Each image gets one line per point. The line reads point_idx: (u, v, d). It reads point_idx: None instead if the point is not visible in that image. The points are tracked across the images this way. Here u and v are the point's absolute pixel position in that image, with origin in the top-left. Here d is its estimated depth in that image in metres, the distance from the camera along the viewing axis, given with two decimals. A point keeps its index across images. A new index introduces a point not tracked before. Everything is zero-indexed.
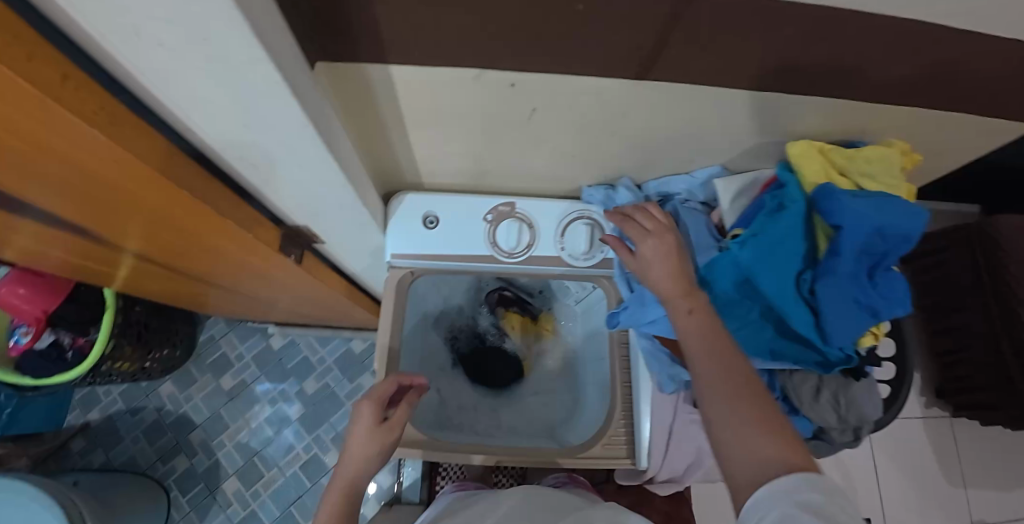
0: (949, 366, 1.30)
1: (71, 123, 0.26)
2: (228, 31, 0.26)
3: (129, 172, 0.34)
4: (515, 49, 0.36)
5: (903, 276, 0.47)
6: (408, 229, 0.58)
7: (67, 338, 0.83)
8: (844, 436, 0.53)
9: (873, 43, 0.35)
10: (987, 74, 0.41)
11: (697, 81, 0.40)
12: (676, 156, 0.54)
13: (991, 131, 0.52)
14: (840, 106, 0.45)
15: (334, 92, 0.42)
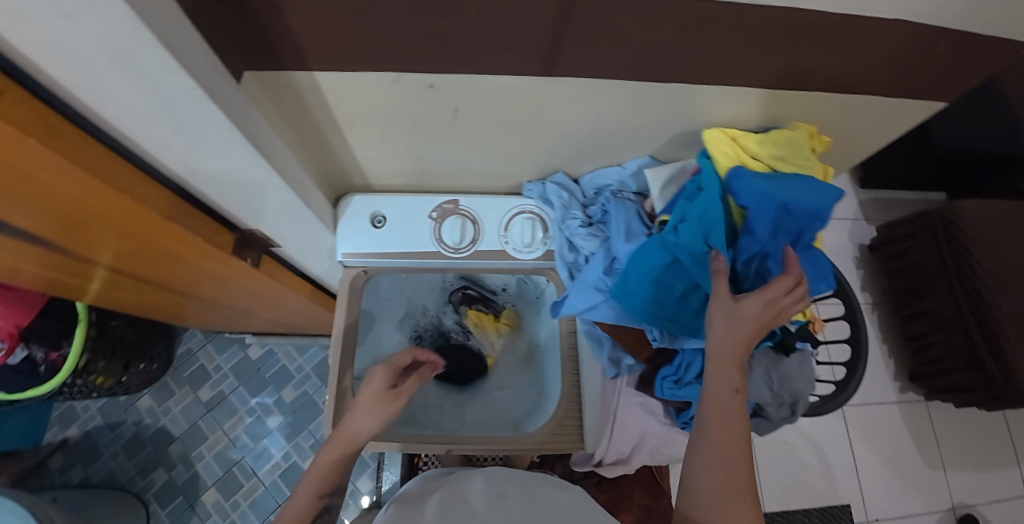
0: (921, 350, 1.32)
1: (10, 134, 0.29)
2: (141, 47, 0.28)
3: (66, 179, 0.37)
4: (426, 52, 0.38)
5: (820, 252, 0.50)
6: (356, 228, 0.62)
7: (39, 353, 0.83)
8: (781, 411, 0.55)
9: (754, 33, 0.38)
10: (874, 58, 0.44)
11: (604, 76, 0.43)
12: (605, 149, 0.56)
13: (897, 114, 0.56)
14: (748, 94, 0.48)
15: (268, 101, 0.45)
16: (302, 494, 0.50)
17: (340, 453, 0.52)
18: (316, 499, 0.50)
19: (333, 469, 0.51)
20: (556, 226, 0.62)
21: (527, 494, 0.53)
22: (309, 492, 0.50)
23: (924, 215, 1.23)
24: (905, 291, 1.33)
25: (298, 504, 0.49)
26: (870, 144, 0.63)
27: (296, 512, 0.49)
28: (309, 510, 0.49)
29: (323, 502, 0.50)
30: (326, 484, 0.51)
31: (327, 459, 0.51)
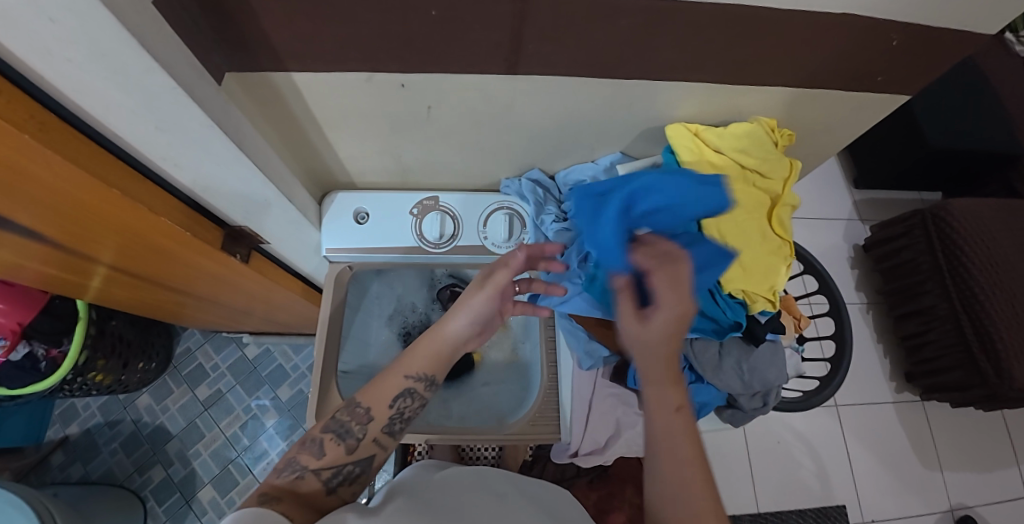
0: (916, 350, 1.31)
1: (5, 130, 0.31)
2: (119, 47, 0.30)
3: (58, 175, 0.39)
4: (393, 51, 0.41)
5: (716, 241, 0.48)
6: (340, 224, 0.64)
7: (41, 350, 0.85)
8: (754, 402, 0.57)
9: (705, 29, 0.40)
10: (828, 52, 0.45)
11: (567, 73, 0.44)
12: (577, 145, 0.58)
13: (861, 108, 0.57)
14: (710, 89, 0.49)
15: (248, 100, 0.47)
16: (390, 373, 0.50)
17: (435, 345, 0.51)
18: (402, 380, 0.50)
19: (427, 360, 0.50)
20: (533, 221, 0.64)
21: (527, 493, 0.56)
22: (398, 376, 0.50)
23: (916, 214, 1.23)
24: (900, 291, 1.32)
25: (389, 381, 0.49)
26: (841, 139, 0.64)
27: (384, 388, 0.49)
28: (394, 389, 0.49)
29: (408, 384, 0.49)
30: (417, 372, 0.50)
31: (422, 351, 0.51)
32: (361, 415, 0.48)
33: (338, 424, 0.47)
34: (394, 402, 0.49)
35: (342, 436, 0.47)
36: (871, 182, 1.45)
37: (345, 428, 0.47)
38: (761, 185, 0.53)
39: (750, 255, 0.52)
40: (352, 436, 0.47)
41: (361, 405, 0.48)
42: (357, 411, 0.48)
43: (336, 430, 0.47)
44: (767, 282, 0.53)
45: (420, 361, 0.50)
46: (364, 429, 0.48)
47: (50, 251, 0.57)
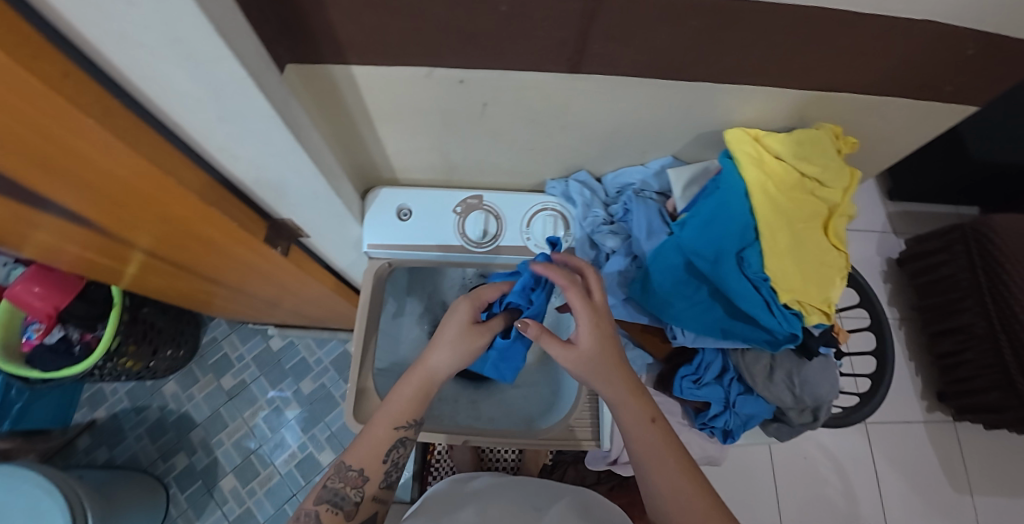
0: (950, 368, 1.27)
1: (73, 115, 0.31)
2: (195, 32, 0.30)
3: (121, 162, 0.39)
4: (455, 47, 0.40)
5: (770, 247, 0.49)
6: (382, 220, 0.63)
7: (75, 334, 0.89)
8: (803, 416, 0.58)
9: (782, 32, 0.38)
10: (904, 58, 0.43)
11: (629, 74, 0.43)
12: (628, 146, 0.57)
13: (927, 116, 0.55)
14: (774, 94, 0.48)
15: (304, 91, 0.46)
16: (377, 431, 0.52)
17: (419, 391, 0.53)
18: (392, 431, 0.52)
19: (410, 409, 0.53)
20: (577, 223, 0.62)
21: (550, 498, 0.59)
22: (385, 427, 0.52)
23: (955, 229, 1.20)
24: (935, 307, 1.29)
25: (379, 438, 0.52)
26: (900, 148, 0.62)
27: (373, 447, 0.52)
28: (385, 443, 0.52)
29: (397, 434, 0.53)
30: (404, 420, 0.53)
31: (404, 397, 0.53)
32: (354, 478, 0.51)
33: (334, 492, 0.51)
34: (387, 455, 0.53)
35: (339, 504, 0.50)
36: (908, 194, 1.41)
37: (341, 496, 0.51)
38: (819, 193, 0.50)
39: (808, 269, 0.50)
40: (348, 499, 0.51)
41: (351, 470, 0.51)
42: (348, 475, 0.51)
43: (331, 500, 0.50)
44: (822, 294, 0.51)
45: (405, 411, 0.52)
46: (360, 492, 0.52)
47: (93, 235, 0.57)
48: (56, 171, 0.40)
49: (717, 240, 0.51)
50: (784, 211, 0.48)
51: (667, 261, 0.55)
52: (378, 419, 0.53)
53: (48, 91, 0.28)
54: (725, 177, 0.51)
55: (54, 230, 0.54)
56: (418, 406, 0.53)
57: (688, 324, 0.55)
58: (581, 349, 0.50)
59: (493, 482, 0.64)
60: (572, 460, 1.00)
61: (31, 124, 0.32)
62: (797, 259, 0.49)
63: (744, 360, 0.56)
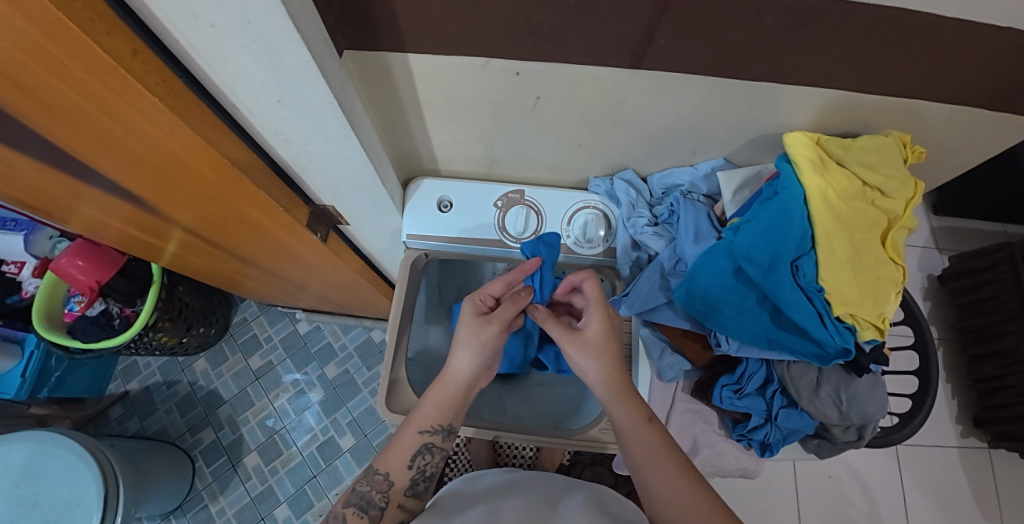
0: (990, 393, 1.22)
1: (137, 92, 0.32)
2: (267, 15, 0.29)
3: (180, 141, 0.40)
4: (514, 39, 0.39)
5: (826, 255, 0.48)
6: (422, 211, 0.65)
7: (115, 308, 0.92)
8: (847, 434, 0.57)
9: (863, 34, 0.36)
10: (992, 67, 0.41)
11: (690, 71, 0.42)
12: (678, 148, 0.58)
13: (1004, 128, 0.51)
14: (842, 98, 0.46)
15: (359, 77, 0.46)
16: (404, 437, 0.52)
17: (447, 396, 0.53)
18: (418, 436, 0.52)
19: (436, 415, 0.52)
20: (620, 223, 0.64)
21: (566, 497, 0.57)
22: (412, 431, 0.52)
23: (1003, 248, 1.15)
24: (977, 329, 1.23)
25: (405, 443, 0.52)
26: (966, 159, 0.59)
27: (400, 452, 0.52)
28: (411, 447, 0.52)
29: (423, 440, 0.52)
30: (431, 425, 0.52)
31: (432, 402, 0.53)
32: (380, 482, 0.52)
33: (361, 496, 0.50)
34: (413, 462, 0.52)
35: (365, 508, 0.50)
36: (953, 209, 1.36)
37: (367, 499, 0.50)
38: (880, 203, 0.50)
39: (863, 279, 0.49)
40: (374, 505, 0.50)
41: (379, 473, 0.52)
42: (376, 478, 0.52)
43: (358, 503, 0.50)
44: (877, 308, 0.50)
45: (433, 414, 0.52)
46: (385, 497, 0.51)
47: (142, 213, 0.59)
48: (120, 149, 0.41)
49: (774, 245, 0.49)
50: (841, 219, 0.48)
51: (715, 263, 0.53)
52: (406, 425, 0.53)
53: (115, 67, 0.29)
54: (782, 180, 0.50)
55: (102, 205, 0.56)
56: (446, 413, 0.53)
57: (734, 332, 0.54)
58: (587, 339, 0.53)
59: (521, 478, 0.64)
60: (590, 462, 1.00)
61: (102, 103, 0.33)
62: (852, 269, 0.49)
63: (791, 373, 0.55)
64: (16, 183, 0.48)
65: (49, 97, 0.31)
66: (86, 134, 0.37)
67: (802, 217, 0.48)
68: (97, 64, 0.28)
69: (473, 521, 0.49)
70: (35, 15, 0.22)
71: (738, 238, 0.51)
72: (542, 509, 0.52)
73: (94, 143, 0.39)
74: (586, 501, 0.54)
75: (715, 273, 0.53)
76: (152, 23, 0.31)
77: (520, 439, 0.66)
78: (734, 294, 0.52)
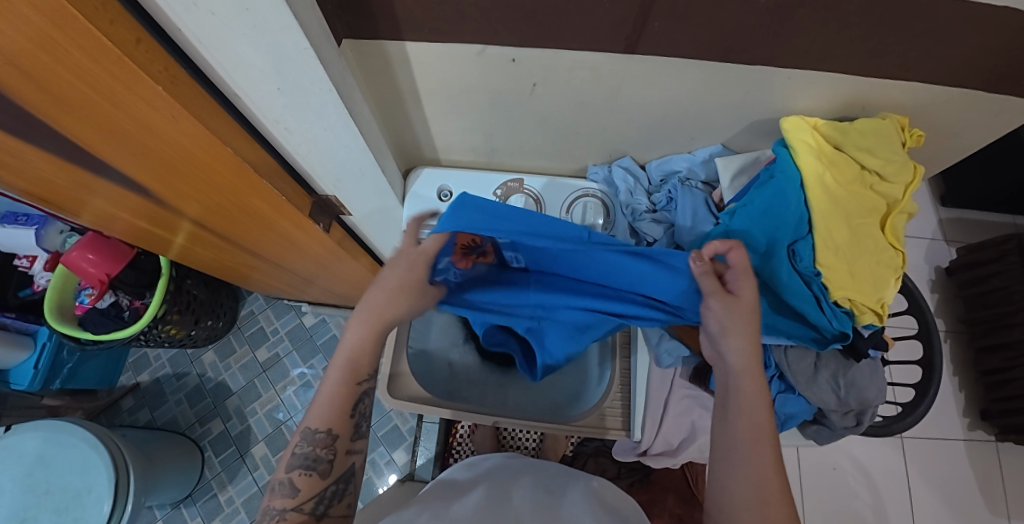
0: (997, 386, 1.21)
1: (143, 81, 0.33)
2: (264, 3, 0.30)
3: (185, 131, 0.40)
4: (508, 24, 0.39)
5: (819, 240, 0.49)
6: (423, 200, 0.66)
7: (125, 300, 0.93)
8: (846, 420, 0.58)
9: (859, 15, 0.36)
10: (991, 50, 0.40)
11: (685, 54, 0.42)
12: (676, 135, 0.58)
13: (1007, 111, 0.51)
14: (841, 80, 0.46)
15: (358, 67, 0.47)
16: (331, 389, 0.47)
17: (374, 336, 0.49)
18: (353, 387, 0.48)
19: (365, 362, 0.48)
20: (618, 209, 0.65)
21: (562, 489, 0.57)
22: (349, 387, 0.48)
23: (1011, 238, 1.14)
24: (984, 321, 1.22)
25: (334, 395, 0.47)
26: (970, 143, 0.59)
27: (333, 403, 0.47)
28: (346, 398, 0.47)
29: (364, 389, 0.49)
30: (366, 374, 0.49)
31: (351, 345, 0.48)
32: (322, 440, 0.46)
33: (304, 457, 0.45)
34: (355, 409, 0.49)
35: (312, 467, 0.45)
36: (960, 200, 1.34)
37: (312, 459, 0.46)
38: (879, 188, 0.51)
39: (860, 263, 0.50)
40: (322, 461, 0.46)
41: (319, 432, 0.46)
42: (316, 437, 0.46)
43: (303, 464, 0.45)
44: (874, 292, 0.51)
45: (367, 359, 0.48)
46: (332, 450, 0.47)
47: (150, 205, 0.60)
48: (129, 140, 0.42)
49: (768, 229, 0.50)
50: (839, 203, 0.49)
51: None
52: (330, 376, 0.47)
53: (119, 56, 0.30)
54: (779, 164, 0.51)
55: (111, 198, 0.57)
56: (374, 355, 0.49)
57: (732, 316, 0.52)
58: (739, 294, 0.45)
59: (523, 462, 0.65)
60: (593, 452, 1.00)
61: (109, 93, 0.34)
62: (849, 251, 0.50)
63: (789, 358, 0.55)
64: (27, 176, 0.49)
65: (56, 88, 0.32)
66: (93, 125, 0.38)
67: (795, 201, 0.50)
68: (100, 53, 0.29)
69: (471, 505, 0.50)
70: (42, 7, 0.23)
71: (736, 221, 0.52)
72: (542, 500, 0.52)
73: (98, 132, 0.40)
74: (590, 498, 0.53)
75: None
76: (156, 13, 0.32)
77: (521, 425, 0.67)
78: None
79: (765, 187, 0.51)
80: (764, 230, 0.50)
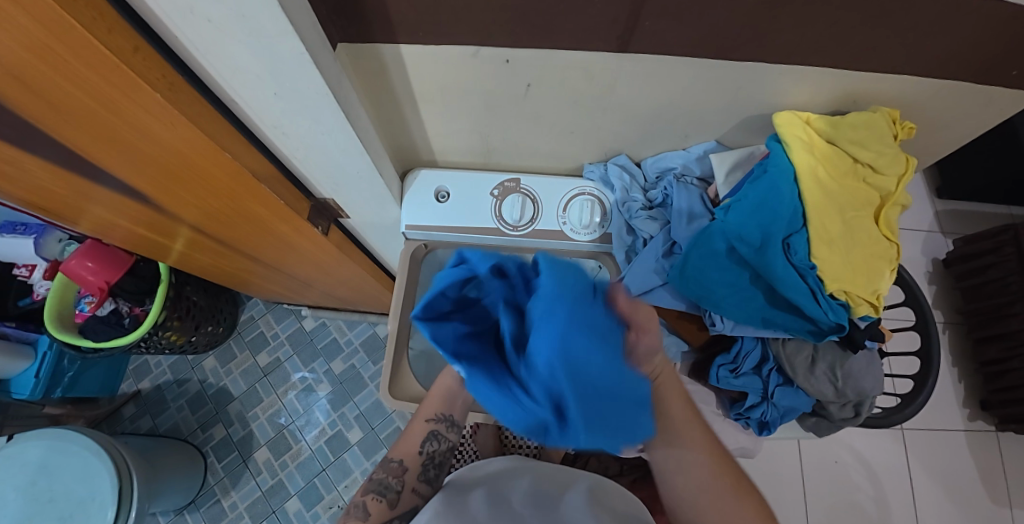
0: (996, 376, 1.22)
1: (141, 88, 0.33)
2: (262, 11, 0.30)
3: (183, 137, 0.41)
4: (502, 26, 0.40)
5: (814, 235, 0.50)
6: (421, 201, 0.66)
7: (125, 307, 0.93)
8: (844, 411, 0.59)
9: (846, 12, 0.37)
10: (979, 43, 0.41)
11: (676, 52, 0.43)
12: (671, 132, 0.58)
13: (996, 102, 0.51)
14: (831, 75, 0.46)
15: (353, 69, 0.47)
16: (411, 427, 0.60)
17: (446, 391, 0.59)
18: (423, 424, 0.59)
19: (435, 407, 0.59)
20: (616, 208, 0.66)
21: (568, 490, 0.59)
22: (418, 425, 0.59)
23: (1008, 229, 1.14)
24: (982, 312, 1.23)
25: (413, 432, 0.59)
26: (962, 134, 0.59)
27: (410, 439, 0.59)
28: (418, 435, 0.59)
29: (429, 427, 0.59)
30: (433, 414, 0.59)
31: (433, 396, 0.60)
32: (396, 469, 0.57)
33: (378, 483, 0.56)
34: (422, 447, 0.59)
35: (383, 492, 0.55)
36: (956, 192, 1.35)
37: (384, 485, 0.55)
38: (873, 180, 0.52)
39: (855, 257, 0.51)
40: (391, 489, 0.55)
41: (394, 461, 0.58)
42: (391, 466, 0.57)
43: (376, 489, 0.55)
44: (869, 284, 0.52)
45: (434, 405, 0.59)
46: (400, 481, 0.56)
47: (148, 211, 0.60)
48: (129, 148, 0.42)
49: (765, 225, 0.51)
50: (833, 195, 0.50)
51: (710, 243, 0.55)
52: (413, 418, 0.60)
53: (118, 65, 0.30)
54: (772, 159, 0.52)
55: (110, 205, 0.57)
56: (443, 404, 0.59)
57: (730, 312, 0.55)
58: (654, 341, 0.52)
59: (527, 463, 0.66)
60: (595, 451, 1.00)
61: (109, 101, 0.34)
62: (845, 244, 0.51)
63: (787, 351, 0.57)
64: (27, 185, 0.49)
65: (57, 97, 0.32)
66: (95, 133, 0.39)
67: (788, 197, 0.50)
68: (99, 61, 0.29)
69: (478, 502, 0.52)
70: (39, 15, 0.23)
71: (733, 218, 0.53)
72: (547, 501, 0.53)
73: (100, 140, 0.40)
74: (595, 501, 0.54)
75: (710, 252, 0.55)
76: (154, 21, 0.32)
77: None
78: (729, 275, 0.55)
79: (761, 181, 0.52)
80: (760, 228, 0.52)
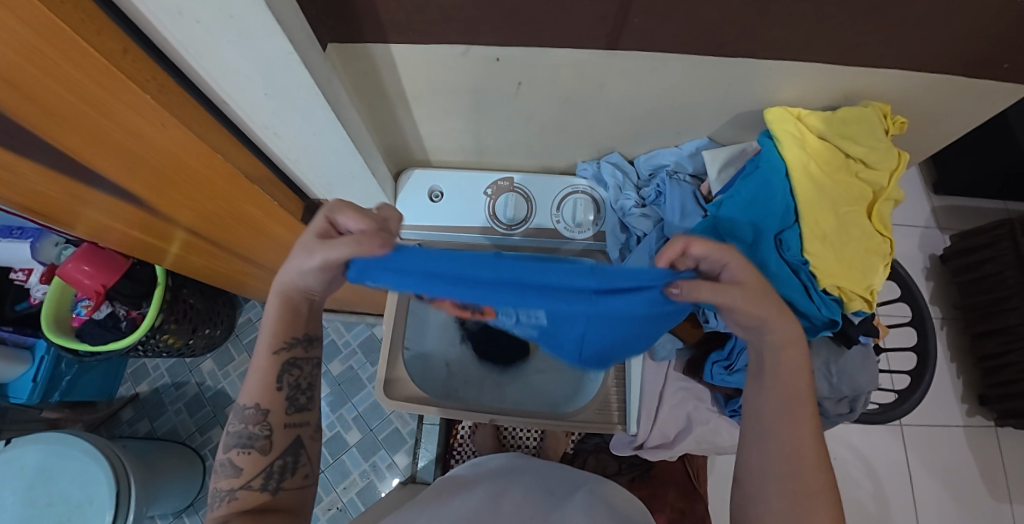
0: (994, 371, 1.22)
1: (131, 90, 0.33)
2: (250, 10, 0.30)
3: (174, 137, 0.40)
4: (489, 24, 0.40)
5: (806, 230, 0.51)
6: (414, 201, 0.66)
7: (122, 310, 0.93)
8: (839, 407, 0.59)
9: (833, 8, 0.37)
10: (969, 37, 0.41)
11: (666, 50, 0.43)
12: (663, 129, 0.58)
13: (989, 97, 0.51)
14: (822, 71, 0.46)
15: (344, 69, 0.47)
16: (256, 364, 0.46)
17: (286, 306, 0.46)
18: (272, 357, 0.46)
19: (281, 330, 0.46)
20: (609, 206, 0.66)
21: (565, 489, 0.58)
22: (263, 355, 0.46)
23: (1004, 224, 1.14)
24: (980, 307, 1.23)
25: (259, 369, 0.46)
26: (955, 128, 0.59)
27: (259, 378, 0.46)
28: (270, 371, 0.46)
29: (283, 359, 0.47)
30: (283, 341, 0.46)
31: (272, 319, 0.46)
32: (253, 416, 0.46)
33: (239, 436, 0.45)
34: (281, 382, 0.47)
35: (248, 445, 0.45)
36: (954, 187, 1.35)
37: (246, 436, 0.45)
38: (864, 176, 0.52)
39: (848, 252, 0.51)
40: (257, 438, 0.45)
41: (248, 407, 0.46)
42: (247, 413, 0.46)
43: (238, 444, 0.45)
44: (863, 280, 0.52)
45: (280, 330, 0.46)
46: (265, 426, 0.46)
47: (143, 215, 0.60)
48: (120, 150, 0.42)
49: (757, 220, 0.52)
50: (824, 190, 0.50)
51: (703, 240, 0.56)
52: (256, 350, 0.47)
53: (107, 66, 0.30)
54: (764, 154, 0.52)
55: (104, 208, 0.57)
56: (291, 324, 0.46)
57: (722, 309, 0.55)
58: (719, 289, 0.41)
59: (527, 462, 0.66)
60: (593, 449, 1.00)
61: (97, 102, 0.34)
62: (837, 239, 0.51)
63: None
64: (21, 189, 0.49)
65: (45, 99, 0.32)
66: (84, 134, 0.38)
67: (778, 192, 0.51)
68: (87, 63, 0.29)
69: (473, 501, 0.51)
70: (30, 19, 0.24)
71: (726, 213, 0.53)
72: (543, 500, 0.53)
73: (89, 142, 0.40)
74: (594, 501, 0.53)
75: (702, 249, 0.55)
76: (142, 20, 0.32)
77: (516, 422, 0.66)
78: None
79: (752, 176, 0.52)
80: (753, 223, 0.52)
